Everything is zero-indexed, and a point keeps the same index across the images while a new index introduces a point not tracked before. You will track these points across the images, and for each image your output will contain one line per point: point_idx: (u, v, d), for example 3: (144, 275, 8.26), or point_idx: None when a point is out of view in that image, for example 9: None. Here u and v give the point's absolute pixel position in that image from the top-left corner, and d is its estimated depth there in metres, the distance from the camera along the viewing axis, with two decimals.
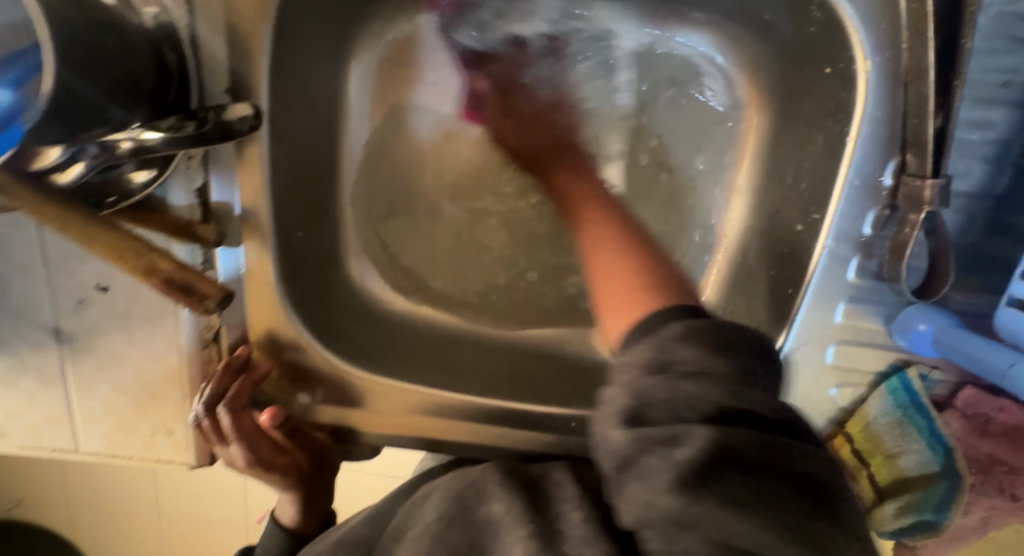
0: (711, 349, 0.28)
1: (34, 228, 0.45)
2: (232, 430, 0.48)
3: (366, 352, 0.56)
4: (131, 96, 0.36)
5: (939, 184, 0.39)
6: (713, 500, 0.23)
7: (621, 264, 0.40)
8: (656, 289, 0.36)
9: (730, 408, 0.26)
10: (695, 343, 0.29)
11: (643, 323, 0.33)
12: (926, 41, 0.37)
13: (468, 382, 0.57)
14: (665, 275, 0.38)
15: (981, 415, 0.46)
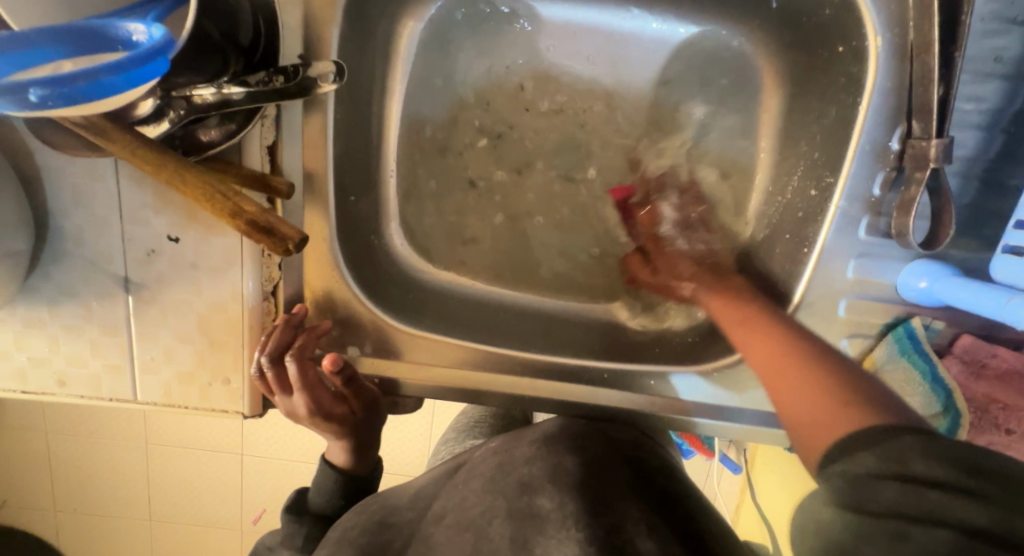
0: (889, 456, 0.33)
1: (115, 179, 0.48)
2: (297, 380, 0.50)
3: (407, 310, 0.59)
4: (233, 48, 0.39)
5: (943, 143, 0.45)
6: (891, 537, 0.30)
7: (821, 396, 0.40)
8: (870, 413, 0.37)
9: (918, 469, 0.32)
10: (868, 430, 0.36)
11: (820, 424, 0.39)
12: (930, 19, 0.43)
13: (504, 339, 0.61)
14: (854, 377, 0.42)
15: (978, 360, 0.52)
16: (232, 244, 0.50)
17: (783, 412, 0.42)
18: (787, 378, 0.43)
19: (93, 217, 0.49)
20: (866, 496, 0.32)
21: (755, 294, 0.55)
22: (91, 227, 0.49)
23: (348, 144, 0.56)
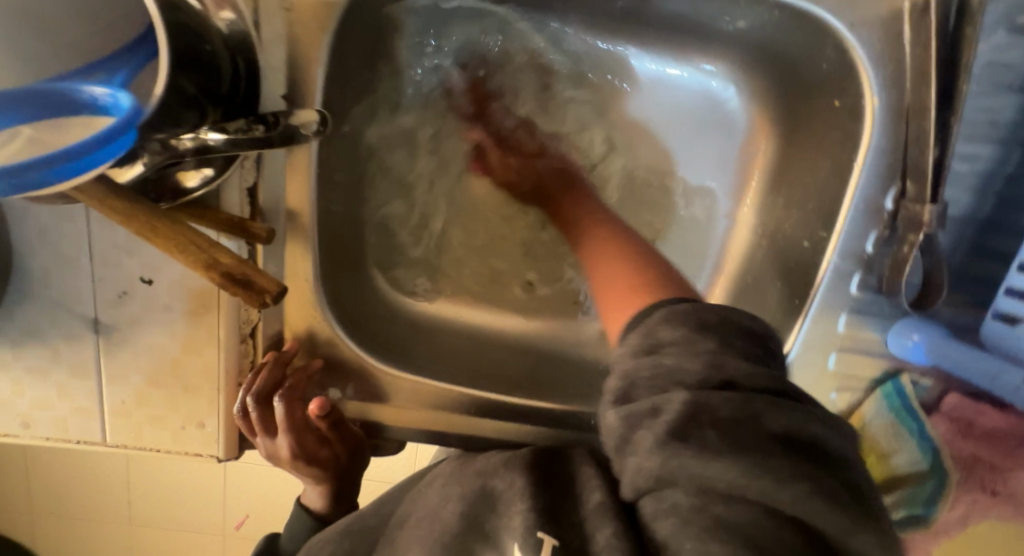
0: (691, 329, 0.32)
1: (85, 219, 0.46)
2: (286, 421, 0.49)
3: (388, 347, 0.57)
4: (209, 97, 0.37)
5: (937, 209, 0.44)
6: (700, 453, 0.26)
7: (621, 271, 0.47)
8: (656, 289, 0.41)
9: (721, 377, 0.29)
10: (676, 324, 0.33)
11: (634, 314, 0.38)
12: (927, 83, 0.42)
13: (490, 378, 0.59)
14: (665, 274, 0.45)
15: (965, 418, 0.51)
16: (208, 287, 0.48)
17: (608, 318, 0.44)
18: (610, 285, 0.46)
19: (62, 257, 0.47)
20: (727, 426, 0.26)
21: (614, 232, 0.56)
22: (59, 266, 0.47)
23: (332, 180, 0.54)
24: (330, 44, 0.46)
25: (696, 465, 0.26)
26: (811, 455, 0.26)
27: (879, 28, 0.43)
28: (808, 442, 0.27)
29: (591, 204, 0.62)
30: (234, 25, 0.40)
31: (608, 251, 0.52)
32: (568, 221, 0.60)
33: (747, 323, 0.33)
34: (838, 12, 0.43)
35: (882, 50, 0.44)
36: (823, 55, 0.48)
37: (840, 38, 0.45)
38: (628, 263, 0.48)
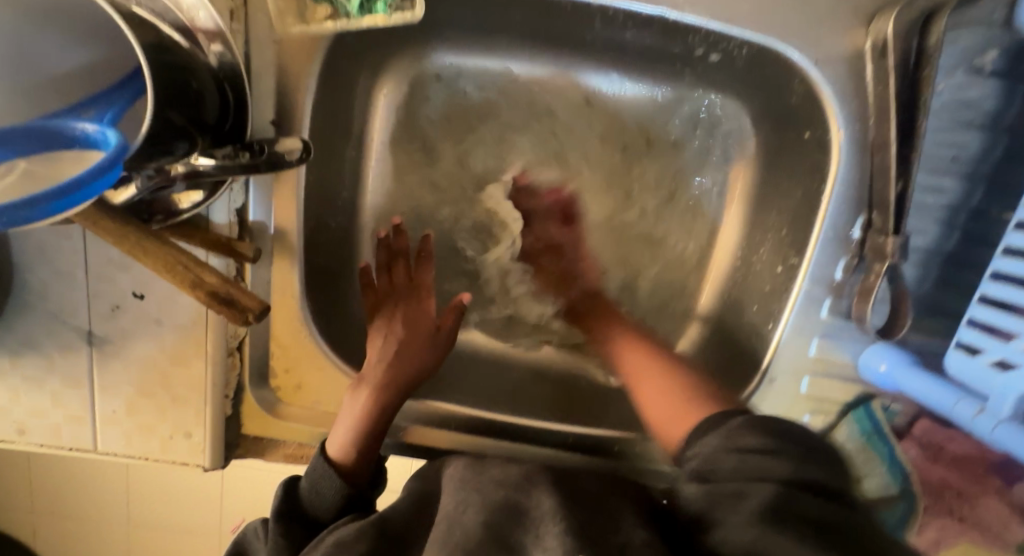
0: (769, 437, 0.40)
1: (81, 236, 0.48)
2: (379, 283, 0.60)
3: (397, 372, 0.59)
4: (197, 127, 0.39)
5: (898, 240, 0.46)
6: (782, 530, 0.32)
7: (669, 383, 0.53)
8: (707, 404, 0.49)
9: (787, 475, 0.37)
10: (754, 434, 0.41)
11: (699, 426, 0.46)
12: (888, 119, 0.44)
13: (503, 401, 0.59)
14: (686, 385, 0.52)
15: (934, 445, 0.52)
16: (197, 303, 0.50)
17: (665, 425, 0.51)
18: (662, 414, 0.52)
19: (58, 273, 0.49)
20: (734, 501, 0.35)
21: (667, 375, 0.55)
22: (55, 281, 0.49)
23: (321, 200, 0.55)
24: (320, 72, 0.48)
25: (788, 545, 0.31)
26: (837, 540, 0.32)
27: (843, 66, 0.45)
28: (829, 526, 0.33)
29: (622, 322, 0.62)
30: (222, 58, 0.42)
31: (634, 342, 0.59)
32: (594, 335, 0.63)
33: (803, 433, 0.41)
34: (803, 49, 0.45)
35: (847, 87, 0.45)
36: (792, 88, 0.49)
37: (806, 75, 0.46)
38: (662, 363, 0.56)
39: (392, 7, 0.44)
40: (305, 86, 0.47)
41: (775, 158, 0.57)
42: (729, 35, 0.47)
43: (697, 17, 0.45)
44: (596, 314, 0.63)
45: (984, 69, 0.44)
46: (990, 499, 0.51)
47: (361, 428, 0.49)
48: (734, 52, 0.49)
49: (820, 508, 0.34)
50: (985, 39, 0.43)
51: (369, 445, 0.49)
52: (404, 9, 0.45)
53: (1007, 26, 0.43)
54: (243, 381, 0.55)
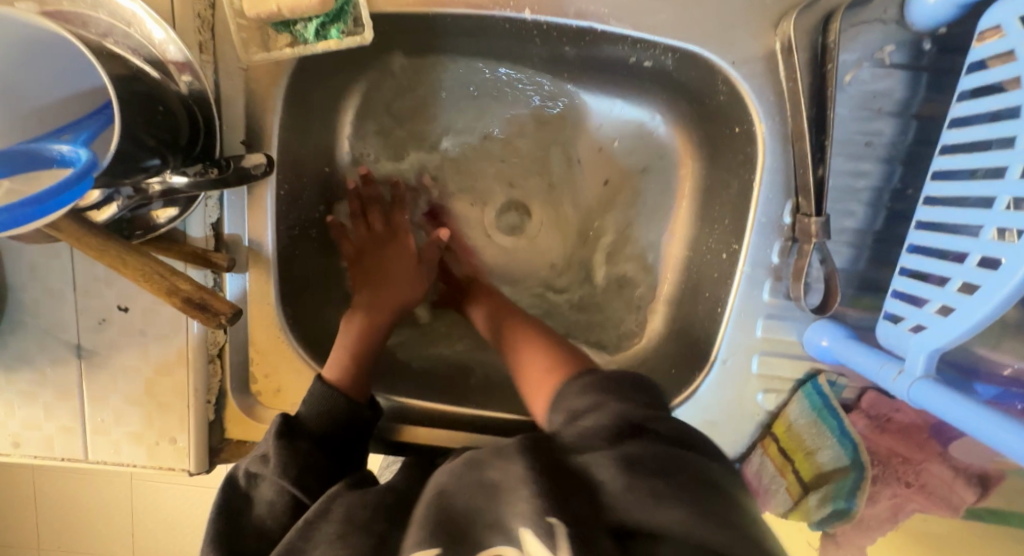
0: (600, 394, 0.42)
1: (70, 255, 0.52)
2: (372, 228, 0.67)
3: (398, 379, 0.63)
4: (169, 147, 0.44)
5: (821, 221, 0.49)
6: (651, 485, 0.31)
7: (546, 348, 0.57)
8: (561, 368, 0.52)
9: (616, 426, 0.37)
10: (582, 397, 0.43)
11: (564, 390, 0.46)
12: (801, 111, 0.48)
13: (498, 401, 0.62)
14: (567, 358, 0.54)
15: (881, 415, 0.55)
16: (177, 313, 0.54)
17: (534, 399, 0.52)
18: (529, 362, 0.56)
19: (49, 291, 0.53)
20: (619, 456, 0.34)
21: (547, 341, 0.58)
22: (46, 299, 0.53)
23: (293, 214, 0.59)
24: (284, 95, 0.52)
25: (647, 509, 0.30)
26: (663, 477, 0.32)
27: (758, 65, 0.49)
28: (659, 460, 0.33)
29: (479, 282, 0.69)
30: (193, 86, 0.47)
31: (517, 318, 0.63)
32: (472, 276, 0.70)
33: (623, 374, 0.44)
34: (720, 52, 0.49)
35: (763, 84, 0.50)
36: (718, 88, 0.53)
37: (726, 75, 0.51)
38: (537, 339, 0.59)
39: (345, 33, 0.49)
40: (271, 108, 0.51)
41: (715, 156, 0.60)
42: (653, 42, 0.51)
43: (622, 27, 0.50)
44: (463, 290, 0.69)
45: (887, 62, 0.49)
46: (933, 463, 0.54)
47: (353, 357, 0.55)
48: (662, 57, 0.54)
49: (679, 463, 0.34)
50: (883, 36, 0.48)
51: (363, 368, 0.55)
52: (355, 32, 0.50)
53: (901, 23, 0.47)
54: (224, 387, 0.58)
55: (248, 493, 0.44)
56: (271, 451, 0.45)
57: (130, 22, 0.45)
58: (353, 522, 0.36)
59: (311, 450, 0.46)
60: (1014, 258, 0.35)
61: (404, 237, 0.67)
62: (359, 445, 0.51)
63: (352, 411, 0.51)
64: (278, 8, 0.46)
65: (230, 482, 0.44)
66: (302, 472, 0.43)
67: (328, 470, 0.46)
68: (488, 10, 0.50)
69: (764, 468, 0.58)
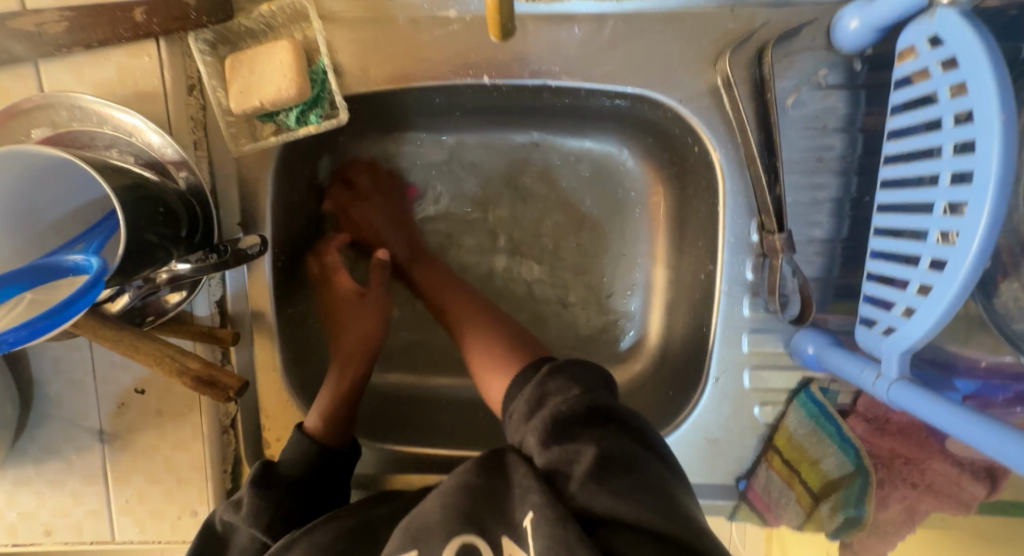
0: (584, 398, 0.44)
1: (88, 347, 0.56)
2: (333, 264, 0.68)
3: (410, 425, 0.66)
4: (171, 240, 0.47)
5: (784, 236, 0.51)
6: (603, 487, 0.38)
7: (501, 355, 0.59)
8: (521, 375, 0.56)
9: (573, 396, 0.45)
10: (560, 387, 0.46)
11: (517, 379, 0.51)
12: (750, 138, 0.52)
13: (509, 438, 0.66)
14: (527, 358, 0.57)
15: (879, 417, 0.55)
16: (191, 390, 0.57)
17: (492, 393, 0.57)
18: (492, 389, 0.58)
19: (70, 381, 0.57)
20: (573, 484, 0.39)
21: (496, 335, 0.61)
22: (68, 390, 0.57)
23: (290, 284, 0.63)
24: (274, 177, 0.57)
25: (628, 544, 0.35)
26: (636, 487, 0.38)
27: (704, 100, 0.53)
28: (618, 460, 0.40)
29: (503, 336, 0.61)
30: (190, 180, 0.51)
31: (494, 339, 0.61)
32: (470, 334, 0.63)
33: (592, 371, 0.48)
34: (667, 93, 0.53)
35: (712, 117, 0.53)
36: (673, 124, 0.57)
37: (676, 112, 0.54)
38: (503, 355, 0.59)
39: (323, 117, 0.54)
40: (262, 191, 0.55)
41: (682, 185, 0.63)
42: (605, 90, 0.55)
43: (573, 81, 0.54)
44: (471, 315, 0.64)
45: (824, 84, 0.52)
46: (936, 461, 0.54)
47: (328, 403, 0.58)
48: (618, 102, 0.58)
49: (638, 498, 0.37)
50: (815, 61, 0.52)
51: (342, 414, 0.58)
52: (333, 115, 0.54)
53: (831, 48, 0.51)
54: (239, 455, 0.61)
55: (226, 536, 0.53)
56: (245, 499, 0.52)
57: (131, 132, 0.49)
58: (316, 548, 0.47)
59: (282, 496, 0.52)
60: (955, 260, 0.37)
61: (339, 277, 0.68)
62: (340, 478, 0.56)
63: (325, 459, 0.55)
64: (261, 103, 0.51)
65: (210, 524, 0.53)
66: (273, 520, 0.52)
67: (299, 511, 0.53)
68: (449, 81, 0.54)
69: (773, 483, 0.58)
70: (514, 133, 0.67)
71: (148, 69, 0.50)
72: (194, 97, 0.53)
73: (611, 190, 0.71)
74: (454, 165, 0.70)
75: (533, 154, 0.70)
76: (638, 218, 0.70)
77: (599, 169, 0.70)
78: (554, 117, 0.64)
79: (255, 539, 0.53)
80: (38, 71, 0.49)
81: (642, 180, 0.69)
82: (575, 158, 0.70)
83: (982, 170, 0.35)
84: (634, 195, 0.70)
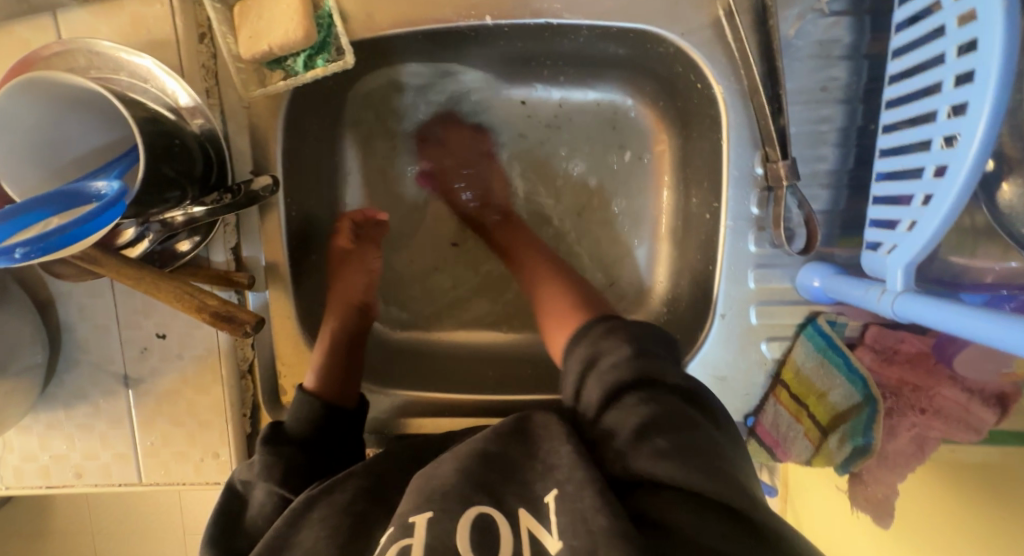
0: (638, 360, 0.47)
1: (111, 293, 0.58)
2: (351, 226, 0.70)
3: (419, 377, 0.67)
4: (182, 178, 0.48)
5: (788, 163, 0.52)
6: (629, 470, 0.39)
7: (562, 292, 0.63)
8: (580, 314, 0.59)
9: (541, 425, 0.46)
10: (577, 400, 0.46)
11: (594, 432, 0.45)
12: (751, 68, 0.52)
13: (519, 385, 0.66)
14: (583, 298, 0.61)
15: (887, 348, 0.56)
16: (209, 335, 0.59)
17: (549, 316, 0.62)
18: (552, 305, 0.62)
19: (96, 327, 0.59)
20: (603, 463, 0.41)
21: (548, 259, 0.68)
22: (94, 335, 0.59)
23: (303, 235, 0.65)
24: (285, 125, 0.58)
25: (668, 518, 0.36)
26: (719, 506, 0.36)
27: (706, 32, 0.53)
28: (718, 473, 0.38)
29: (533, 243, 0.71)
30: (204, 128, 0.52)
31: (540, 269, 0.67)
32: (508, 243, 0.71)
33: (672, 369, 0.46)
34: (668, 27, 0.53)
35: (714, 48, 0.53)
36: (675, 62, 0.57)
37: (678, 46, 0.55)
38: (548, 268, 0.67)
39: (330, 62, 0.55)
40: (272, 138, 0.57)
41: (687, 131, 0.64)
42: (607, 28, 0.56)
43: (575, 18, 0.54)
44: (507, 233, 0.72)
45: (828, 12, 0.52)
46: (945, 387, 0.53)
47: (328, 364, 0.60)
48: (621, 40, 0.58)
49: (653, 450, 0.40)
50: None
51: (340, 373, 0.60)
52: (340, 60, 0.55)
53: None
54: (257, 401, 0.62)
55: (248, 496, 0.52)
56: (258, 456, 0.52)
57: (146, 78, 0.51)
58: (337, 509, 0.45)
59: (294, 452, 0.53)
60: (957, 161, 0.37)
61: (361, 252, 0.69)
62: (353, 435, 0.57)
63: (333, 412, 0.56)
64: (270, 47, 0.52)
65: (228, 490, 0.52)
66: (287, 472, 0.51)
67: (316, 465, 0.53)
68: (453, 23, 0.55)
69: (781, 417, 0.59)
70: (519, 80, 0.68)
71: (161, 16, 0.52)
72: (205, 45, 0.54)
73: (613, 138, 0.71)
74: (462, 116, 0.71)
75: (539, 103, 0.71)
76: (641, 167, 0.71)
77: (600, 117, 0.71)
78: (558, 63, 0.64)
79: (272, 497, 0.50)
80: (58, 22, 0.51)
81: (645, 126, 0.69)
82: (579, 104, 0.70)
83: (982, 66, 0.35)
84: (643, 141, 0.70)
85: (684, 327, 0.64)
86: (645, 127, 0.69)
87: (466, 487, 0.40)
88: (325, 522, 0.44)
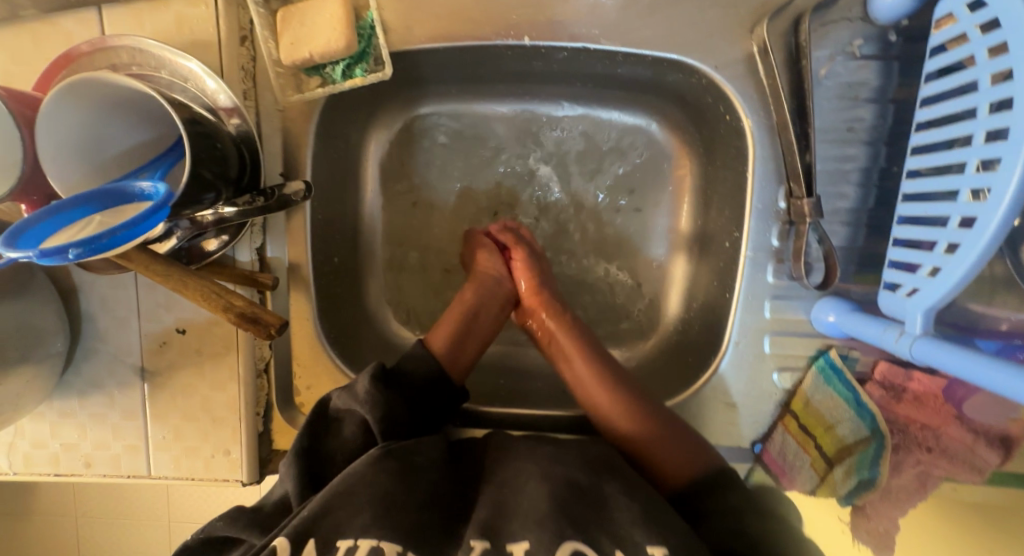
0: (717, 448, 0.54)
1: (135, 286, 0.59)
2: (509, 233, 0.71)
3: None
4: (219, 179, 0.48)
5: (813, 201, 0.53)
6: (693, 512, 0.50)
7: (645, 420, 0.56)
8: (695, 460, 0.53)
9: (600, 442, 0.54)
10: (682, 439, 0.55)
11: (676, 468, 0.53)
12: (782, 104, 0.53)
13: (533, 399, 0.68)
14: (671, 431, 0.55)
15: (895, 385, 0.57)
16: (229, 333, 0.59)
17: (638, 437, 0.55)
18: (637, 430, 0.55)
19: (116, 318, 0.59)
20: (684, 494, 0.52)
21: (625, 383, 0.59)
22: (114, 327, 0.59)
23: (327, 237, 0.65)
24: (318, 130, 0.58)
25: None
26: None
27: (739, 67, 0.54)
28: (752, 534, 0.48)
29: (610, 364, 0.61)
30: (241, 128, 0.52)
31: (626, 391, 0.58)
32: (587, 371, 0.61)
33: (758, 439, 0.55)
34: (702, 59, 0.55)
35: (745, 83, 0.54)
36: (706, 92, 0.58)
37: (711, 78, 0.56)
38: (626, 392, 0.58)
39: (368, 72, 0.56)
40: (305, 142, 0.57)
41: (711, 159, 0.65)
42: (643, 56, 0.57)
43: (612, 45, 0.55)
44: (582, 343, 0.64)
45: (858, 55, 0.53)
46: (951, 427, 0.55)
47: (455, 329, 0.64)
48: (655, 68, 0.59)
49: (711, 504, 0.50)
50: (850, 32, 0.53)
51: (460, 339, 0.63)
52: (378, 70, 0.56)
53: (866, 18, 0.52)
54: (271, 401, 0.63)
55: (334, 426, 0.54)
56: (366, 389, 0.52)
57: (187, 77, 0.51)
58: (404, 477, 0.48)
59: (395, 401, 0.53)
60: (986, 214, 0.38)
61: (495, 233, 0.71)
62: (444, 408, 0.59)
63: (439, 377, 0.58)
64: (310, 54, 0.53)
65: (320, 402, 0.55)
66: (387, 417, 0.52)
67: (409, 412, 0.54)
68: (491, 41, 0.56)
69: (788, 446, 0.60)
70: (547, 98, 0.69)
71: (204, 17, 0.52)
72: (245, 47, 0.54)
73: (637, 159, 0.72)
74: (489, 129, 0.72)
75: (566, 121, 0.71)
76: (663, 191, 0.72)
77: (623, 137, 0.71)
78: (589, 84, 0.66)
79: (358, 437, 0.53)
80: (102, 17, 0.52)
81: (668, 151, 0.70)
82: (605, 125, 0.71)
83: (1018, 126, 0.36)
84: (665, 165, 0.71)
85: (697, 351, 0.65)
86: (668, 152, 0.70)
87: (560, 520, 0.44)
88: (396, 484, 0.47)
